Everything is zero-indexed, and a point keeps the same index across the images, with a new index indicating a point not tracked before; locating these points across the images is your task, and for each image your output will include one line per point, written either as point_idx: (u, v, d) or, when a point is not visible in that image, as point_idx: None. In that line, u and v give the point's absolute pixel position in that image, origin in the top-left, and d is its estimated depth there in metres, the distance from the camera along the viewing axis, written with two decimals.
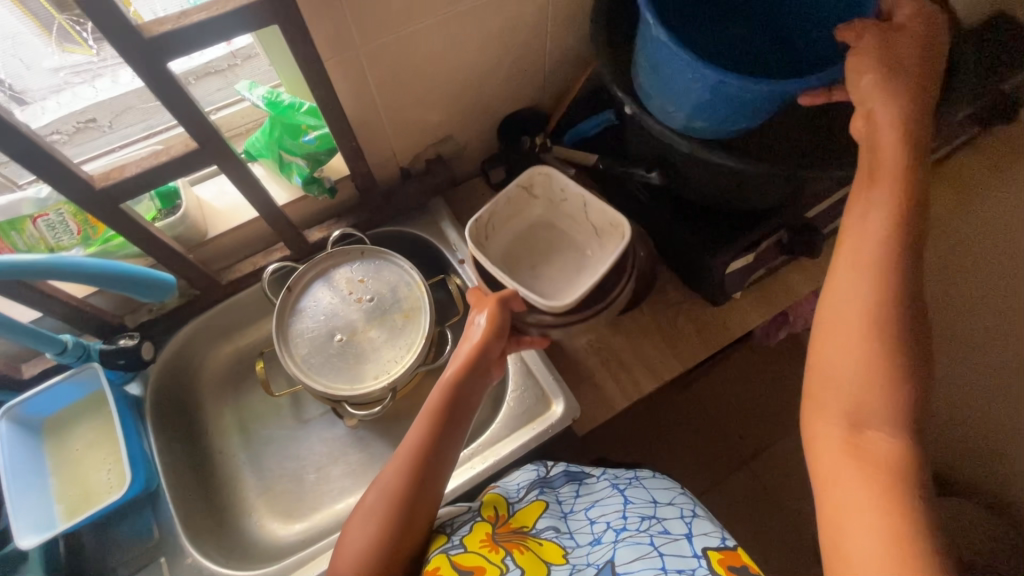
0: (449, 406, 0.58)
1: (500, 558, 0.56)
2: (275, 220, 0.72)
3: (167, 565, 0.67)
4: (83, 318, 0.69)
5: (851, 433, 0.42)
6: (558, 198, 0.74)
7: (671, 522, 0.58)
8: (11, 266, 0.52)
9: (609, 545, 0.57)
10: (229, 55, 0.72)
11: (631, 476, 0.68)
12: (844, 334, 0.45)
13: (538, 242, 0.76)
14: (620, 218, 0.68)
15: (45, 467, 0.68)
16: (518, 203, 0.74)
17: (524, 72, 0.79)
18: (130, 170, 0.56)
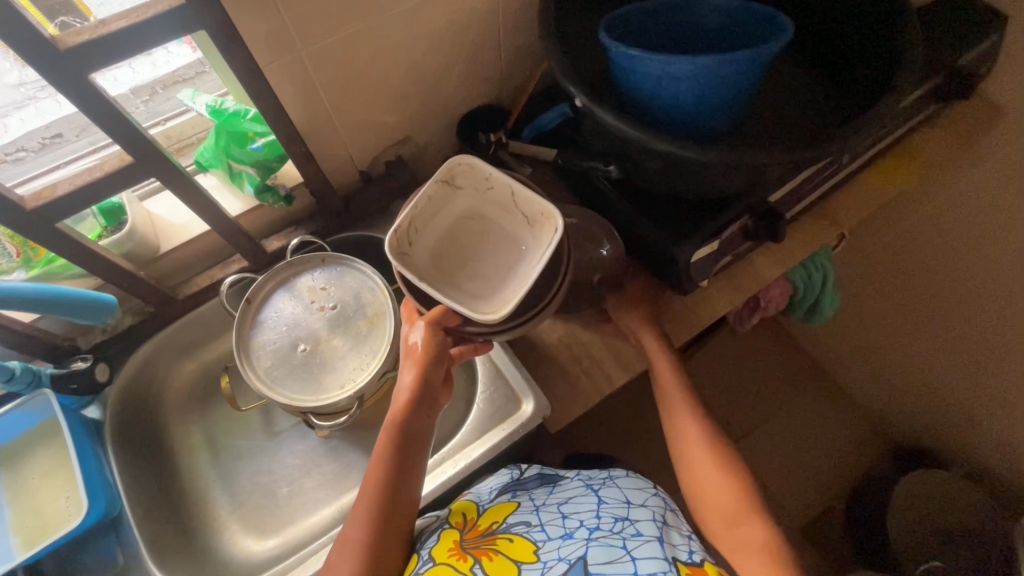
0: (400, 443, 0.59)
1: (468, 567, 0.56)
2: (228, 231, 0.70)
3: None
4: (33, 343, 0.67)
5: (727, 509, 0.63)
6: (484, 185, 0.64)
7: (643, 524, 0.58)
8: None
9: (582, 542, 0.56)
10: (195, 62, 0.71)
11: (605, 476, 0.68)
12: (701, 468, 0.66)
13: (469, 240, 0.65)
14: (552, 207, 0.59)
15: (1, 498, 0.66)
16: (438, 197, 0.63)
17: (479, 68, 0.78)
18: (63, 188, 0.54)
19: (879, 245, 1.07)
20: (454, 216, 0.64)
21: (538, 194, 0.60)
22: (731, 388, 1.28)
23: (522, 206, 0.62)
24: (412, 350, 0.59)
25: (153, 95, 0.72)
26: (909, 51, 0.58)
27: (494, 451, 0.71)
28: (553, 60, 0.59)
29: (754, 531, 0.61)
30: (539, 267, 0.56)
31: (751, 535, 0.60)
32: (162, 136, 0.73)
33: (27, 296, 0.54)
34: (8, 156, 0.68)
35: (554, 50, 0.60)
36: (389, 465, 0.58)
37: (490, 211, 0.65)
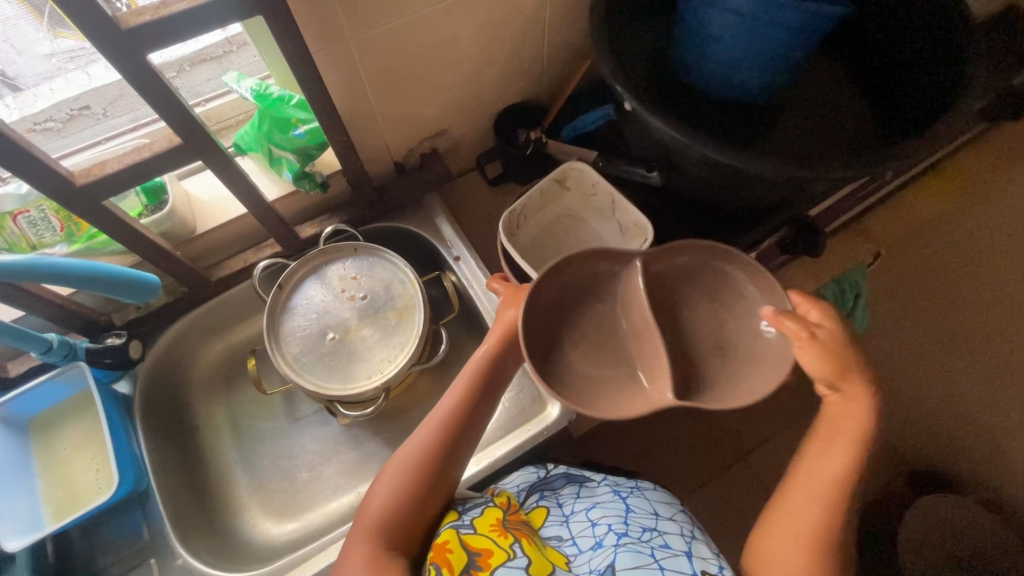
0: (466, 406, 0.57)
1: (509, 543, 0.56)
2: (264, 215, 0.70)
3: (156, 565, 0.65)
4: (70, 317, 0.68)
5: None
6: (588, 192, 0.75)
7: (672, 537, 0.58)
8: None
9: (610, 549, 0.56)
10: (224, 42, 0.69)
11: (632, 485, 0.67)
12: (790, 549, 0.51)
13: (564, 235, 0.76)
14: (645, 220, 0.69)
15: (32, 467, 0.66)
16: (547, 195, 0.75)
17: (521, 65, 0.78)
18: (112, 166, 0.54)
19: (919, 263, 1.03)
20: (557, 212, 0.76)
21: (635, 208, 0.71)
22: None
23: (618, 216, 0.72)
24: (507, 316, 0.59)
25: (181, 73, 0.71)
26: (967, 94, 0.56)
27: (517, 452, 0.71)
28: (604, 61, 0.58)
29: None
30: None
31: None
32: (202, 117, 0.74)
33: (69, 272, 0.54)
34: (37, 128, 0.68)
35: (603, 49, 0.59)
36: (468, 398, 0.57)
37: (587, 213, 0.76)
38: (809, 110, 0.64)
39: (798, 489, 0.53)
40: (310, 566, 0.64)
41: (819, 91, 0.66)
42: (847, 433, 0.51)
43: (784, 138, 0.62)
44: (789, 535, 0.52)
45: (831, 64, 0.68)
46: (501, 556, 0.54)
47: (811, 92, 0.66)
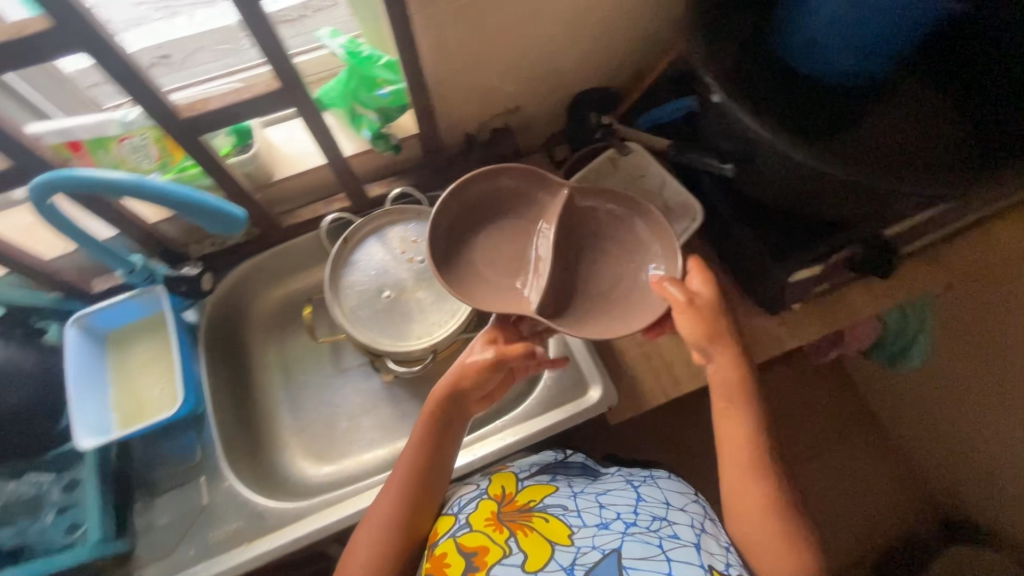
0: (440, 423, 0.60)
1: (504, 539, 0.57)
2: (340, 169, 0.73)
3: (205, 484, 0.69)
4: (153, 243, 0.72)
5: (772, 562, 0.52)
6: (639, 175, 0.78)
7: (681, 528, 0.57)
8: (92, 181, 0.53)
9: (617, 534, 0.56)
10: (300, 5, 0.70)
11: (646, 475, 0.68)
12: (757, 527, 0.54)
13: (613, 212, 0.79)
14: (693, 202, 0.76)
15: (106, 376, 0.71)
16: (602, 170, 0.79)
17: (605, 50, 0.77)
18: (214, 104, 0.57)
19: None
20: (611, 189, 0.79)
21: (684, 190, 0.76)
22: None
23: (666, 196, 0.77)
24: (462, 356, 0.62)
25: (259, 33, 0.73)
26: None
27: (553, 430, 0.72)
28: (697, 50, 0.58)
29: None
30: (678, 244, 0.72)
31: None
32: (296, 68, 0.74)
33: (164, 194, 0.56)
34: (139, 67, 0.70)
35: (698, 37, 0.59)
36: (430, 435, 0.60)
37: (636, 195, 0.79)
38: (909, 111, 0.60)
39: (731, 466, 0.56)
40: (345, 509, 0.66)
41: (928, 93, 0.60)
42: (738, 396, 0.57)
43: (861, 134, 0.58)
44: (754, 512, 0.54)
45: (947, 64, 0.61)
46: (497, 554, 0.55)
47: (912, 90, 0.61)
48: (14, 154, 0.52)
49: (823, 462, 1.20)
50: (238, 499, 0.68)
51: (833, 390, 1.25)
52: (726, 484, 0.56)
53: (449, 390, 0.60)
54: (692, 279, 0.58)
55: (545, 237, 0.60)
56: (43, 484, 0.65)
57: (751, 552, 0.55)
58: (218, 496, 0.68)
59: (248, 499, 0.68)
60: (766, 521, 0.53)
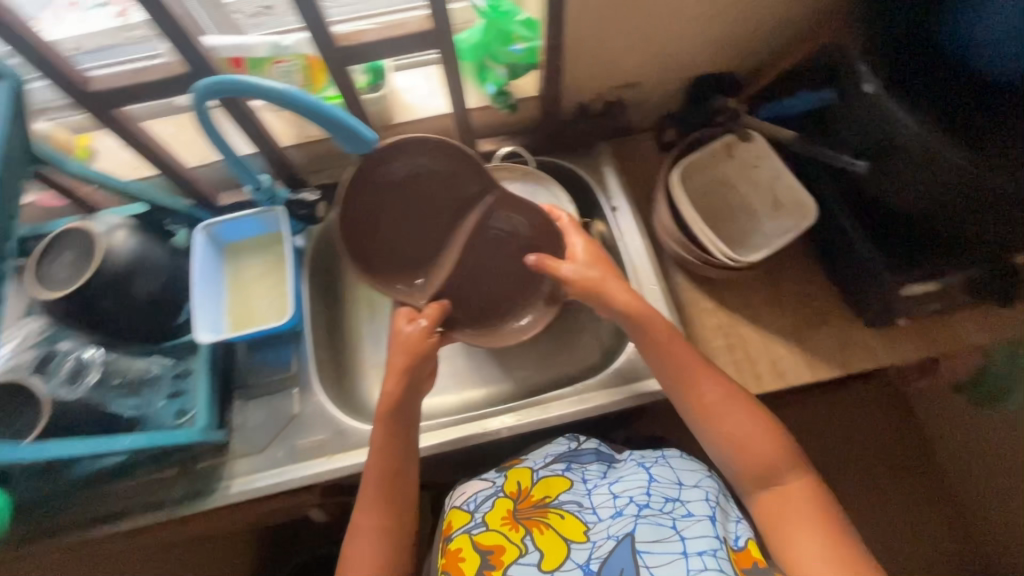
0: (396, 401, 0.65)
1: (520, 538, 0.62)
2: (460, 120, 0.75)
3: (298, 395, 0.75)
4: (281, 166, 0.76)
5: (778, 475, 0.61)
6: (752, 165, 0.77)
7: (694, 505, 0.61)
8: (255, 90, 0.55)
9: (631, 518, 0.61)
10: None
11: (657, 454, 0.69)
12: (756, 451, 0.61)
13: (716, 200, 0.80)
14: (810, 204, 0.72)
15: (222, 281, 0.77)
16: (714, 156, 0.78)
17: (740, 33, 0.75)
18: (371, 37, 0.60)
19: None
20: (720, 177, 0.79)
21: (801, 188, 0.73)
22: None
23: (778, 191, 0.75)
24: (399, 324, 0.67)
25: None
26: None
27: (629, 404, 0.74)
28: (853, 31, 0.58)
29: (789, 488, 0.60)
30: (787, 238, 0.70)
31: (789, 491, 0.60)
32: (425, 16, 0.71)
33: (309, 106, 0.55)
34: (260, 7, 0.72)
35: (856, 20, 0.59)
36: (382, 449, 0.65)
37: (744, 185, 0.78)
38: None
39: (693, 370, 0.65)
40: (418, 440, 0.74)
41: None
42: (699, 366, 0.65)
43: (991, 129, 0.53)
44: (746, 441, 0.62)
45: None
46: (513, 554, 0.60)
47: None
48: (192, 62, 0.57)
49: (870, 516, 1.08)
50: (326, 414, 0.73)
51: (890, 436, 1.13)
52: (690, 391, 0.64)
53: (388, 399, 0.65)
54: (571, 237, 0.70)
55: (466, 225, 0.67)
56: (157, 368, 0.71)
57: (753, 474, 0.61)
58: (309, 407, 0.74)
59: (335, 416, 0.73)
60: (761, 445, 0.62)
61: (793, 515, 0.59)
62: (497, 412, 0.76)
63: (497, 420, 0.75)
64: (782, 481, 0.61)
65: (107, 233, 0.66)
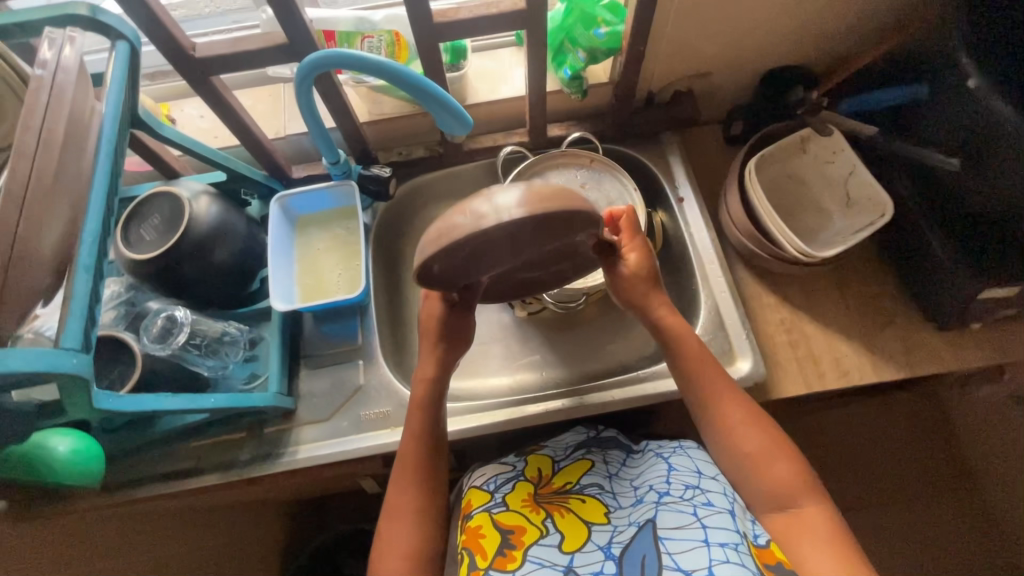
0: (433, 389, 0.66)
1: (541, 520, 0.60)
2: (536, 102, 0.75)
3: (362, 366, 0.76)
4: (356, 141, 0.78)
5: (791, 490, 0.56)
6: (826, 161, 0.76)
7: (715, 496, 0.58)
8: (354, 60, 0.57)
9: (652, 505, 0.59)
10: None
11: (676, 445, 0.68)
12: (772, 469, 0.57)
13: (784, 193, 0.80)
14: (885, 201, 0.70)
15: (292, 251, 0.79)
16: (786, 150, 0.78)
17: (824, 25, 0.74)
18: (464, 14, 0.61)
19: None
20: (790, 171, 0.79)
21: (875, 182, 0.72)
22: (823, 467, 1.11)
23: (852, 187, 0.74)
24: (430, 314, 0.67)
25: None
26: None
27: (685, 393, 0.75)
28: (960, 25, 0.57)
29: (805, 511, 0.55)
30: (860, 235, 0.70)
31: (805, 515, 0.55)
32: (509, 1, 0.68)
33: (409, 81, 0.56)
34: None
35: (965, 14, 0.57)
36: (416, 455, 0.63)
37: (816, 180, 0.78)
38: None
39: (715, 388, 0.63)
40: (482, 417, 0.75)
41: None
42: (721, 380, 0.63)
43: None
44: (763, 454, 0.58)
45: None
46: (534, 534, 0.59)
47: None
48: (292, 33, 0.58)
49: (904, 536, 1.07)
50: (390, 387, 0.74)
51: (928, 445, 1.12)
52: (710, 406, 0.62)
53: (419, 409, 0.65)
54: (626, 245, 0.67)
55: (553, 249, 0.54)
56: (234, 331, 0.72)
57: (766, 489, 0.57)
58: (372, 379, 0.75)
59: (399, 388, 0.74)
60: (780, 461, 0.58)
61: (805, 531, 0.54)
62: (543, 398, 0.77)
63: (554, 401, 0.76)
64: (798, 503, 0.55)
65: (193, 199, 0.67)
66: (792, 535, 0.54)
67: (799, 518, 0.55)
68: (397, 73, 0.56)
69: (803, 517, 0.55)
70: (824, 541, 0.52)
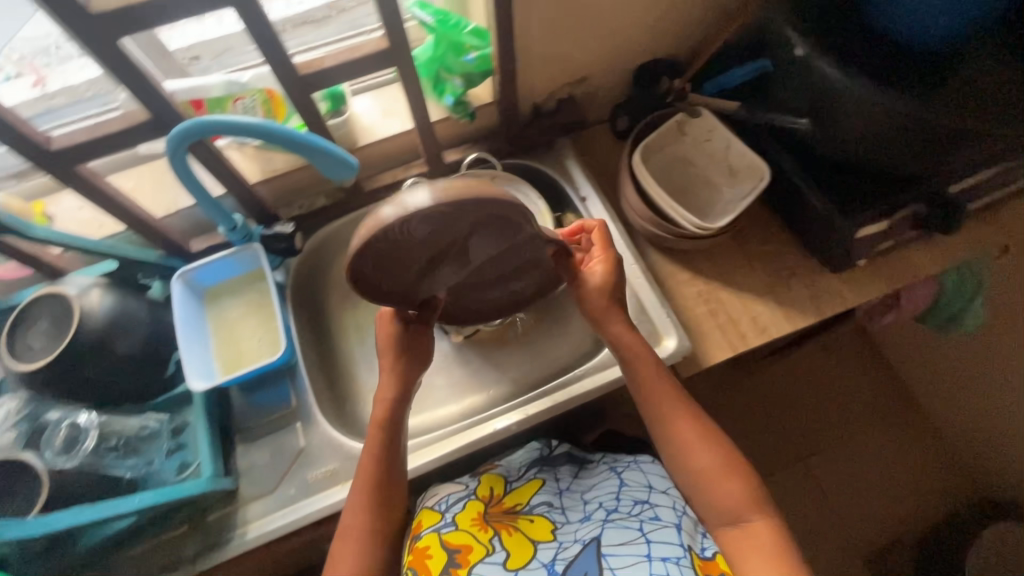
0: (393, 413, 0.64)
1: (488, 538, 0.62)
2: (424, 133, 0.76)
3: (301, 428, 0.73)
4: (252, 203, 0.76)
5: (737, 507, 0.58)
6: (704, 140, 0.82)
7: (662, 510, 0.63)
8: (219, 126, 0.56)
9: (598, 523, 0.63)
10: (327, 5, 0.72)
11: (631, 459, 0.71)
12: (719, 485, 0.59)
13: (676, 175, 0.84)
14: (760, 163, 0.77)
15: (205, 326, 0.76)
16: (668, 136, 0.83)
17: (675, 17, 0.80)
18: (329, 62, 0.61)
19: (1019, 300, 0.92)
20: (676, 154, 0.84)
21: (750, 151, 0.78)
22: (775, 415, 1.27)
23: (732, 159, 0.80)
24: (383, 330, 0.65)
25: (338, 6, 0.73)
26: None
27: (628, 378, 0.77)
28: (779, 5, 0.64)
29: (753, 526, 0.57)
30: (746, 201, 0.75)
31: (752, 530, 0.57)
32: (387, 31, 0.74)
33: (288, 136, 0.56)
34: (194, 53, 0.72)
35: None
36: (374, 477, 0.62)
37: (700, 159, 0.83)
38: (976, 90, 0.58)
39: (670, 412, 0.63)
40: (443, 447, 0.75)
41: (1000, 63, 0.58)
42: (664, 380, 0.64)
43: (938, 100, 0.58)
44: (712, 471, 0.60)
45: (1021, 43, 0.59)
46: (480, 552, 0.61)
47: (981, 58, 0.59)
48: (153, 107, 0.57)
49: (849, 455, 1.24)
50: (334, 442, 0.72)
51: (851, 370, 1.30)
52: (661, 418, 0.63)
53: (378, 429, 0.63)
54: (592, 260, 0.66)
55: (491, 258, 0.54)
56: (154, 423, 0.68)
57: (715, 506, 0.59)
58: (314, 439, 0.72)
59: (343, 441, 0.72)
60: (726, 478, 0.59)
61: (751, 547, 0.56)
62: (500, 412, 0.77)
63: (504, 417, 0.76)
64: (747, 519, 0.58)
65: (82, 295, 0.64)
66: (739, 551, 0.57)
67: (744, 533, 0.57)
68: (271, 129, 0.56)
69: (748, 532, 0.57)
70: (766, 553, 0.55)
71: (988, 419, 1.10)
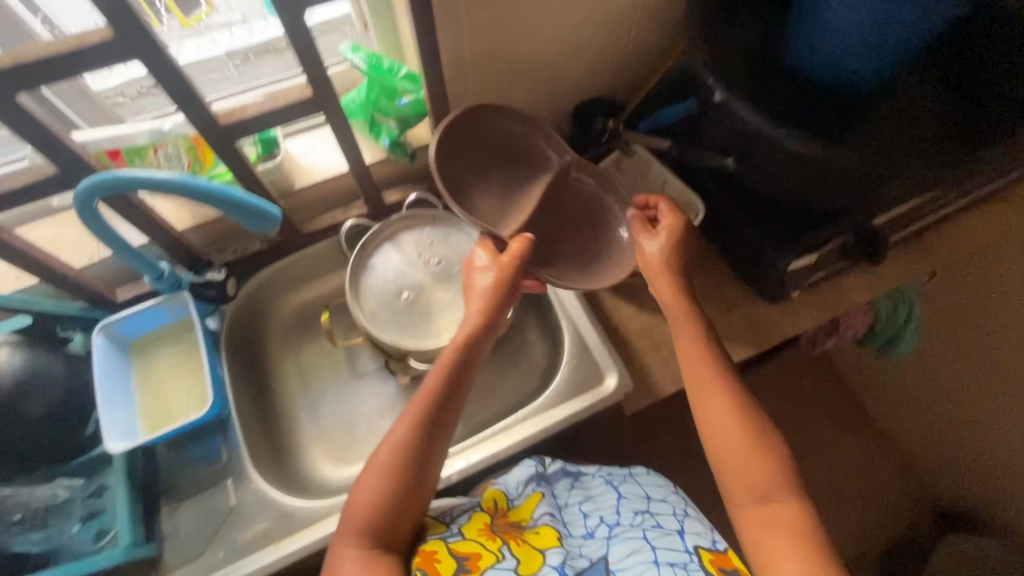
0: (442, 384, 0.60)
1: (498, 547, 0.58)
2: (360, 175, 0.76)
3: (232, 486, 0.69)
4: (180, 250, 0.74)
5: (756, 487, 0.55)
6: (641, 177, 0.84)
7: (663, 518, 0.63)
8: (118, 180, 0.54)
9: (603, 541, 0.61)
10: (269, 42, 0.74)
11: (625, 472, 0.72)
12: (746, 459, 0.56)
13: None
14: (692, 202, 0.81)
15: (129, 381, 0.72)
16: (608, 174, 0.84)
17: (608, 59, 0.82)
18: (251, 111, 0.60)
19: (963, 315, 0.93)
20: None
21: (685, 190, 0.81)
22: None
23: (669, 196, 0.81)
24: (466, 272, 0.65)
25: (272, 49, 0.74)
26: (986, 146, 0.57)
27: (576, 418, 0.74)
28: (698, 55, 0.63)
29: (780, 507, 0.54)
30: None
31: (780, 510, 0.53)
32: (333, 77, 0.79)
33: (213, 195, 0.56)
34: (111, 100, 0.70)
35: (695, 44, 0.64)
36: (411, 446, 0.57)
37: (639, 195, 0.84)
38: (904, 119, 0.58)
39: (696, 383, 0.61)
40: None
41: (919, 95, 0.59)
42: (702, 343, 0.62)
43: (864, 135, 0.58)
44: (740, 445, 0.57)
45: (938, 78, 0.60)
46: (490, 558, 0.57)
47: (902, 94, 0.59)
48: (58, 158, 0.54)
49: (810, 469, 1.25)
50: (267, 499, 0.68)
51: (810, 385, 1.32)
52: (695, 389, 0.61)
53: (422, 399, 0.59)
54: (667, 216, 0.67)
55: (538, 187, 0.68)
56: (65, 491, 0.65)
57: (735, 485, 0.56)
58: (246, 497, 0.69)
59: (276, 499, 0.68)
60: (748, 455, 0.56)
61: (774, 534, 0.52)
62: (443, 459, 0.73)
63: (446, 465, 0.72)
64: (777, 498, 0.54)
65: None
66: (755, 534, 0.53)
67: (768, 513, 0.54)
68: (194, 186, 0.55)
69: (771, 511, 0.54)
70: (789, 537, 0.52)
71: (938, 431, 1.12)
